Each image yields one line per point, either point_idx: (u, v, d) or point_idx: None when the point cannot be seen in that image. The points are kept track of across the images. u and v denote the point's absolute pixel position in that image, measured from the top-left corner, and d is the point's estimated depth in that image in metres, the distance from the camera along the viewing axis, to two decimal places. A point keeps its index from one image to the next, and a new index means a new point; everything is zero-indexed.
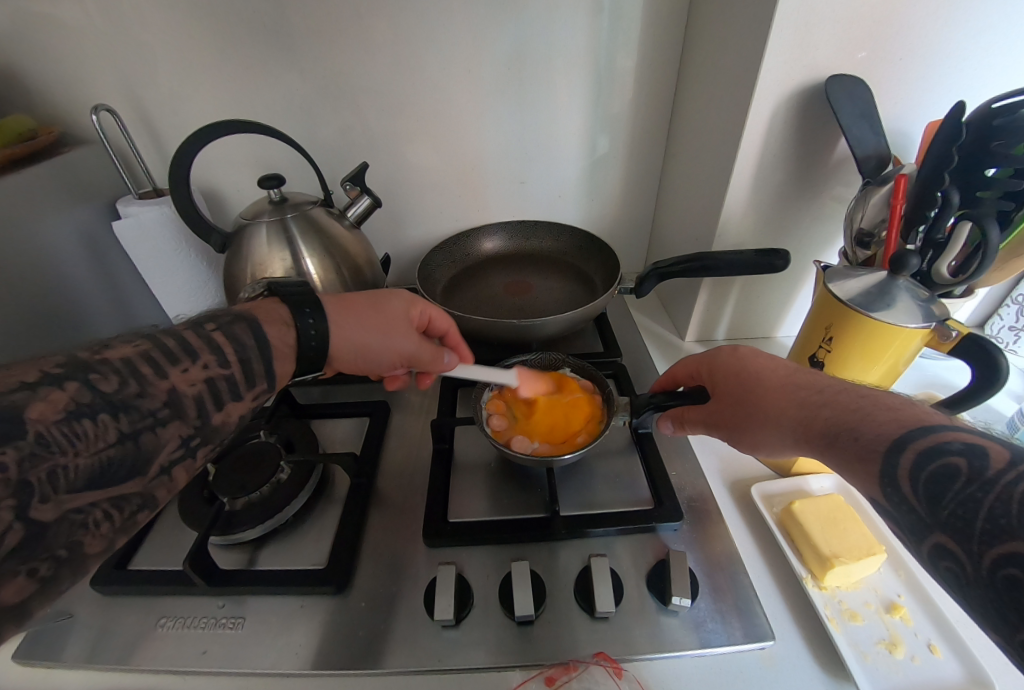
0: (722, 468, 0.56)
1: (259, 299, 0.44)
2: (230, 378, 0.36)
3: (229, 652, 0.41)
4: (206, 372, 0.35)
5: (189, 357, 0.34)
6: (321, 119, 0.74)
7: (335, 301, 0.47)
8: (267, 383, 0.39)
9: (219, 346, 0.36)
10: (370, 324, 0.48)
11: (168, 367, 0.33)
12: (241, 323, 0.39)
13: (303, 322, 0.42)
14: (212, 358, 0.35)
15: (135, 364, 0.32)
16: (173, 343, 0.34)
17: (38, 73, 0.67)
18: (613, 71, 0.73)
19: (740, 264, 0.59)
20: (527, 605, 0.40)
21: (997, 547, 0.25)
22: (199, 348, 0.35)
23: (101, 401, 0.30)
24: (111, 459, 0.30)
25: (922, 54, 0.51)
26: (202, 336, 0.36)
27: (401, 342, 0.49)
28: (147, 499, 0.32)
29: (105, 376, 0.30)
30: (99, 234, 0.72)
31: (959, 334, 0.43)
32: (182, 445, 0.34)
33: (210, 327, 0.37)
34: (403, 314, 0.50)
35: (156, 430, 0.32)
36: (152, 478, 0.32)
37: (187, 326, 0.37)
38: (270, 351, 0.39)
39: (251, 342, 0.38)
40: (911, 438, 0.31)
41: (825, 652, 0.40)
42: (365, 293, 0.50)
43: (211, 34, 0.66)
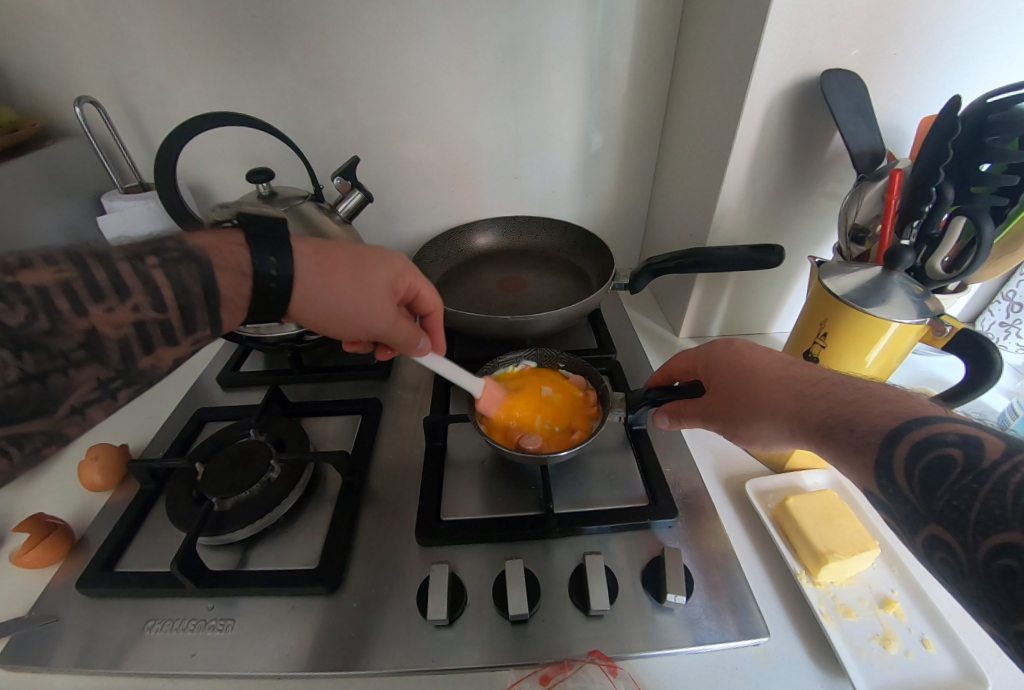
0: (716, 464, 0.56)
1: (223, 230, 0.39)
2: (165, 325, 0.33)
3: (218, 654, 0.40)
4: (136, 315, 0.31)
5: (117, 298, 0.30)
6: (312, 113, 0.73)
7: (312, 252, 0.42)
8: (209, 329, 0.36)
9: (158, 289, 0.32)
10: (344, 289, 0.43)
11: (89, 305, 0.29)
12: (191, 264, 0.34)
13: (264, 266, 0.38)
14: (146, 302, 0.31)
15: (49, 297, 0.28)
16: (104, 276, 0.30)
17: (20, 64, 0.66)
18: (608, 66, 0.72)
19: (735, 259, 0.58)
20: (522, 604, 0.40)
21: (992, 537, 0.25)
22: (132, 287, 0.31)
23: (0, 336, 0.27)
24: (12, 400, 0.28)
25: (916, 50, 0.51)
26: (138, 272, 0.31)
27: (376, 314, 0.46)
28: (55, 434, 0.32)
29: (10, 307, 0.27)
30: (84, 230, 0.71)
31: (955, 329, 0.43)
32: (100, 387, 0.32)
33: (152, 261, 0.32)
34: (385, 285, 0.46)
35: (67, 372, 0.30)
36: (62, 417, 0.31)
37: (124, 253, 0.31)
38: (219, 301, 0.35)
39: (198, 288, 0.34)
40: (906, 429, 0.30)
41: (819, 648, 0.40)
42: (352, 249, 0.45)
43: (198, 24, 0.64)
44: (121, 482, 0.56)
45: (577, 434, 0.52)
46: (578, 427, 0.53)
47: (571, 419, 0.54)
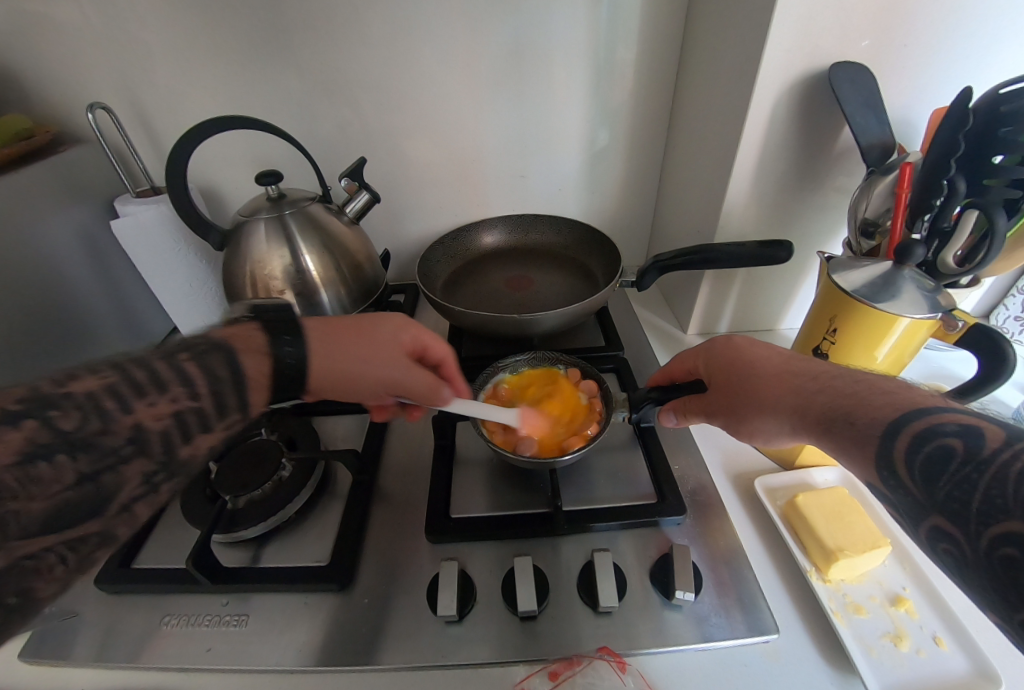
0: (725, 461, 0.56)
1: (243, 322, 0.42)
2: (200, 411, 0.33)
3: (233, 648, 0.41)
4: (175, 406, 0.32)
5: (157, 391, 0.32)
6: (319, 115, 0.73)
7: (319, 324, 0.45)
8: (241, 413, 0.36)
9: (189, 377, 0.33)
10: (353, 351, 0.45)
11: (134, 401, 0.30)
12: (216, 354, 0.36)
13: (281, 347, 0.40)
14: (182, 391, 0.33)
15: (98, 400, 0.29)
16: (143, 375, 0.32)
17: (34, 72, 0.67)
18: (613, 62, 0.72)
19: (743, 256, 0.58)
20: (531, 601, 0.40)
21: (994, 526, 0.25)
22: (169, 379, 0.32)
23: (59, 440, 0.27)
24: (69, 503, 0.28)
25: (928, 39, 0.50)
26: (173, 366, 0.33)
27: (386, 368, 0.46)
28: (108, 536, 0.31)
29: (66, 412, 0.28)
30: (98, 234, 0.72)
31: (966, 326, 0.42)
32: (145, 482, 0.31)
33: (182, 356, 0.34)
34: (391, 340, 0.47)
35: (117, 469, 0.30)
36: (113, 516, 0.30)
37: (159, 354, 0.34)
38: (246, 383, 0.36)
39: (225, 373, 0.35)
40: (907, 420, 0.30)
41: (829, 646, 0.40)
42: (353, 318, 0.47)
43: (205, 29, 0.65)
44: None
45: (570, 442, 0.51)
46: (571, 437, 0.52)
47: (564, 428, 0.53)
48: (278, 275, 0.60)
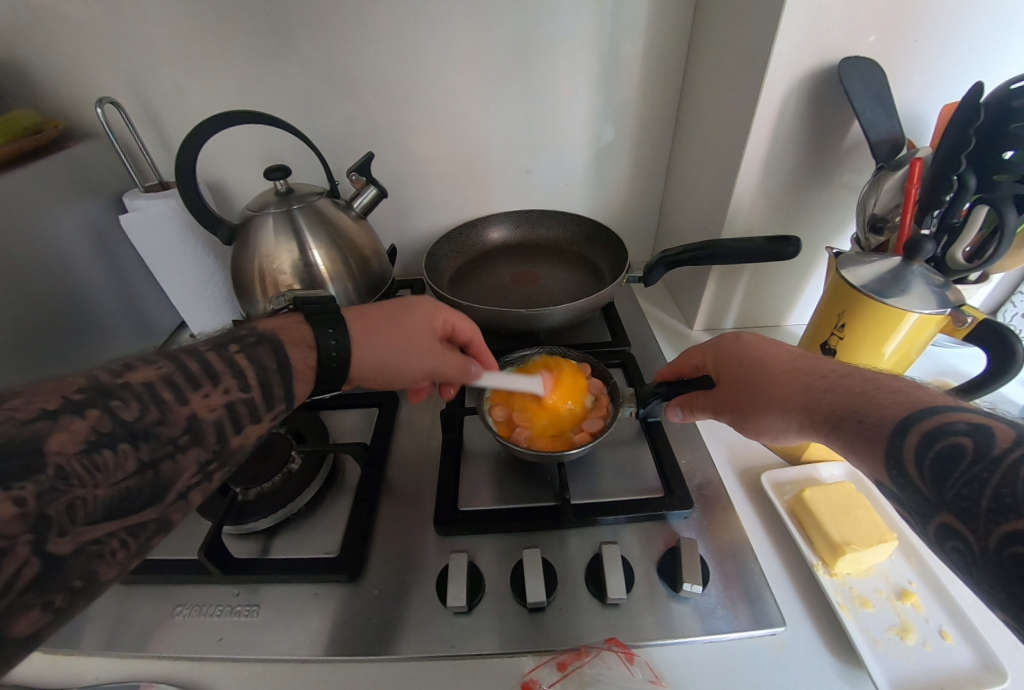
0: (731, 456, 0.56)
1: (285, 315, 0.44)
2: (251, 402, 0.35)
3: (244, 638, 0.42)
4: (227, 397, 0.33)
5: (209, 382, 0.33)
6: (326, 111, 0.73)
7: (356, 316, 0.46)
8: (286, 404, 0.38)
9: (240, 369, 0.35)
10: (391, 339, 0.46)
11: (189, 392, 0.32)
12: (264, 346, 0.38)
13: (325, 338, 0.42)
14: (233, 382, 0.34)
15: (155, 390, 0.30)
16: (196, 368, 0.33)
17: (43, 67, 0.67)
18: (620, 58, 0.72)
19: (750, 251, 0.58)
20: (539, 592, 0.40)
21: (1003, 524, 0.25)
22: (220, 371, 0.34)
23: (122, 428, 0.28)
24: (131, 489, 0.28)
25: (938, 34, 0.50)
26: (223, 359, 0.35)
27: (423, 353, 0.48)
28: (163, 524, 0.30)
29: (125, 403, 0.29)
30: (107, 229, 0.73)
31: (975, 321, 0.42)
32: (201, 471, 0.32)
33: (233, 349, 0.36)
34: (424, 329, 0.49)
35: (175, 457, 0.30)
36: (171, 503, 0.30)
37: (207, 347, 0.35)
38: (292, 373, 0.38)
39: (273, 364, 0.37)
40: (916, 419, 0.30)
41: (836, 639, 0.40)
42: (386, 303, 0.49)
43: (213, 24, 0.65)
44: None
45: (574, 437, 0.52)
46: (574, 431, 0.52)
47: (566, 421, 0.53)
48: (286, 270, 0.61)
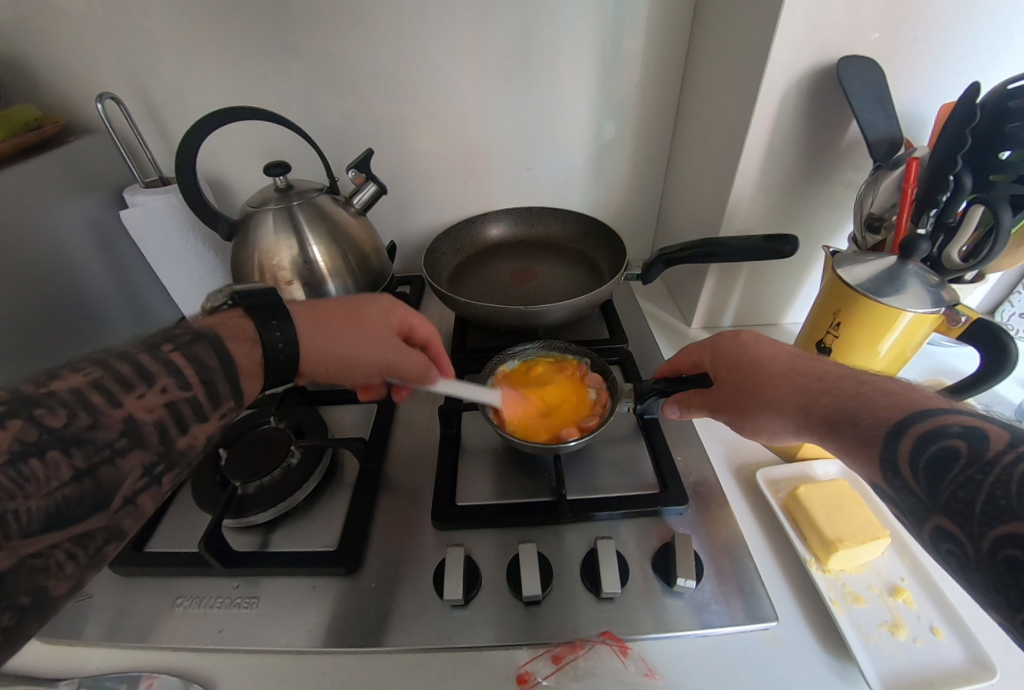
0: (727, 453, 0.57)
1: (221, 312, 0.41)
2: (193, 401, 0.33)
3: (244, 630, 0.42)
4: (165, 397, 0.32)
5: (144, 384, 0.31)
6: (326, 107, 0.73)
7: (306, 311, 0.45)
8: (234, 400, 0.36)
9: (178, 368, 0.33)
10: (345, 332, 0.45)
11: (122, 396, 0.30)
12: (201, 344, 0.35)
13: (269, 332, 0.39)
14: (171, 382, 0.32)
15: (84, 395, 0.29)
16: (127, 369, 0.31)
17: (43, 62, 0.67)
18: (620, 54, 0.71)
19: (748, 250, 0.58)
20: (535, 586, 0.41)
21: (998, 528, 0.25)
22: (156, 372, 0.32)
23: (50, 437, 0.27)
24: (70, 499, 0.27)
25: (938, 33, 0.50)
26: (158, 359, 0.33)
27: (375, 349, 0.46)
28: (115, 530, 0.30)
29: (52, 410, 0.27)
30: (107, 224, 0.73)
31: (969, 319, 0.43)
32: (146, 474, 0.31)
33: (166, 348, 0.34)
34: (379, 324, 0.48)
35: (114, 462, 0.29)
36: (117, 510, 0.30)
37: (139, 348, 0.33)
38: (236, 371, 0.36)
39: (215, 362, 0.35)
40: (910, 422, 0.31)
41: (828, 634, 0.40)
42: (343, 299, 0.48)
43: (213, 19, 0.65)
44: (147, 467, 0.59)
45: (563, 434, 0.51)
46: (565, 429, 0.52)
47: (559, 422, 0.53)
48: (286, 266, 0.61)
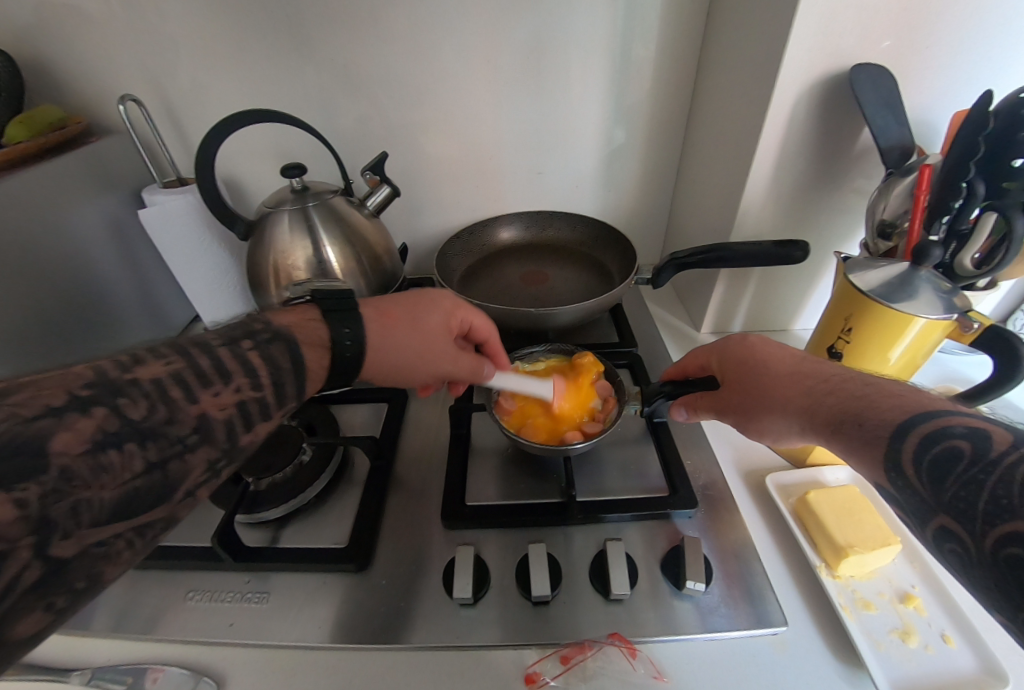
0: (737, 457, 0.57)
1: (297, 308, 0.42)
2: (262, 401, 0.33)
3: (254, 624, 0.43)
4: (239, 395, 0.32)
5: (221, 380, 0.32)
6: (341, 109, 0.74)
7: (375, 312, 0.45)
8: (298, 402, 0.36)
9: (253, 367, 0.34)
10: (405, 340, 0.46)
11: (199, 390, 0.31)
12: (278, 343, 0.36)
13: (340, 335, 0.41)
14: (244, 381, 0.33)
15: (165, 386, 0.29)
16: (206, 364, 0.32)
17: (69, 65, 0.69)
18: (632, 61, 0.72)
19: (759, 255, 0.59)
20: (544, 585, 0.41)
21: (1000, 526, 0.25)
22: (232, 369, 0.33)
23: (127, 427, 0.27)
24: (139, 490, 0.27)
25: (951, 42, 0.50)
26: (236, 356, 0.33)
27: (437, 357, 0.48)
28: (172, 522, 0.30)
29: (134, 401, 0.28)
30: (125, 222, 0.74)
31: (981, 326, 0.42)
32: (209, 470, 0.30)
33: (246, 346, 0.35)
34: (440, 324, 0.49)
35: (183, 457, 0.29)
36: (179, 502, 0.29)
37: (220, 342, 0.34)
38: (304, 371, 0.37)
39: (286, 363, 0.36)
40: (915, 422, 0.31)
41: (838, 640, 0.40)
42: (404, 297, 0.48)
43: (233, 25, 0.67)
44: None
45: (569, 435, 0.52)
46: (571, 430, 0.53)
47: (566, 423, 0.54)
48: (301, 266, 0.62)
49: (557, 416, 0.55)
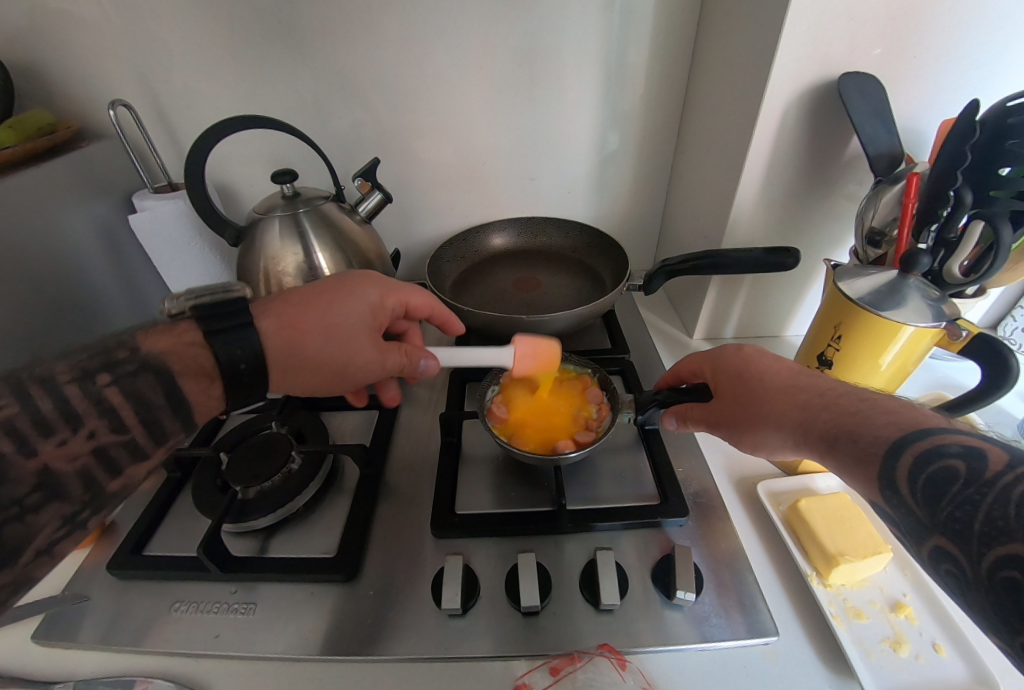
0: (728, 465, 0.57)
1: (178, 325, 0.38)
2: (124, 443, 0.34)
3: (241, 635, 0.42)
4: (94, 440, 0.32)
5: (68, 426, 0.31)
6: (334, 115, 0.74)
7: (278, 322, 0.43)
8: (181, 431, 0.37)
9: (111, 408, 0.33)
10: (319, 344, 0.45)
11: (39, 441, 0.30)
12: (148, 374, 0.35)
13: (226, 348, 0.38)
14: (99, 424, 0.32)
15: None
16: (50, 411, 0.31)
17: (59, 69, 0.69)
18: (625, 67, 0.73)
19: (749, 262, 0.59)
20: (533, 595, 0.41)
21: (996, 548, 0.25)
22: (82, 413, 0.32)
23: None
24: None
25: (939, 50, 0.51)
26: (90, 395, 0.32)
27: (358, 355, 0.48)
28: (22, 582, 0.31)
29: None
30: (116, 227, 0.74)
31: (970, 333, 0.43)
32: (65, 523, 0.32)
33: (104, 382, 0.33)
34: (354, 311, 0.47)
35: (24, 517, 0.30)
36: (28, 562, 0.30)
37: (72, 380, 0.32)
38: (184, 406, 0.37)
39: (159, 398, 0.35)
40: (910, 440, 0.31)
41: (830, 650, 0.40)
42: (312, 295, 0.46)
43: (226, 29, 0.66)
44: None
45: (560, 445, 0.51)
46: (563, 441, 0.52)
47: (558, 434, 0.53)
48: (291, 271, 0.61)
49: (550, 427, 0.54)
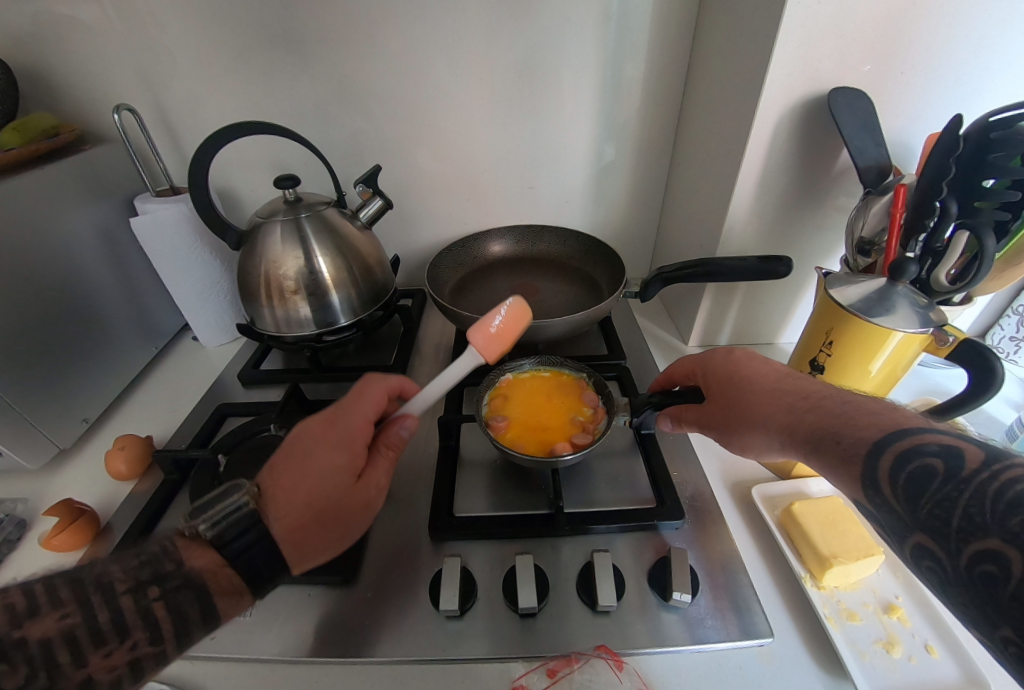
0: (723, 470, 0.57)
1: (202, 549, 0.36)
2: (159, 654, 0.32)
3: (237, 637, 0.42)
4: (131, 653, 0.31)
5: (116, 638, 0.31)
6: (336, 123, 0.76)
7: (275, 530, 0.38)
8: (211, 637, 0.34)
9: (156, 621, 0.32)
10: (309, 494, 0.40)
11: (89, 653, 0.30)
12: (191, 587, 0.34)
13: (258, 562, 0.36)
14: (142, 636, 0.31)
15: (51, 652, 0.29)
16: (105, 618, 0.31)
17: (66, 74, 0.70)
18: (622, 79, 0.74)
19: (743, 269, 0.60)
20: (531, 597, 0.41)
21: (973, 544, 0.26)
22: (131, 624, 0.31)
23: None
24: None
25: (925, 67, 0.53)
26: (140, 607, 0.32)
27: (347, 480, 0.41)
28: None
29: (13, 668, 0.28)
30: (117, 230, 0.74)
31: (956, 340, 0.43)
32: None
33: (153, 593, 0.33)
34: (343, 454, 0.42)
35: None
36: None
37: (127, 585, 0.32)
38: (217, 609, 0.34)
39: (196, 613, 0.33)
40: (890, 441, 0.31)
41: (824, 652, 0.40)
42: (284, 471, 0.41)
43: (231, 39, 0.68)
44: (144, 471, 0.59)
45: (558, 446, 0.51)
46: (561, 442, 0.52)
47: (555, 436, 0.54)
48: (291, 276, 0.62)
49: (546, 430, 0.55)
